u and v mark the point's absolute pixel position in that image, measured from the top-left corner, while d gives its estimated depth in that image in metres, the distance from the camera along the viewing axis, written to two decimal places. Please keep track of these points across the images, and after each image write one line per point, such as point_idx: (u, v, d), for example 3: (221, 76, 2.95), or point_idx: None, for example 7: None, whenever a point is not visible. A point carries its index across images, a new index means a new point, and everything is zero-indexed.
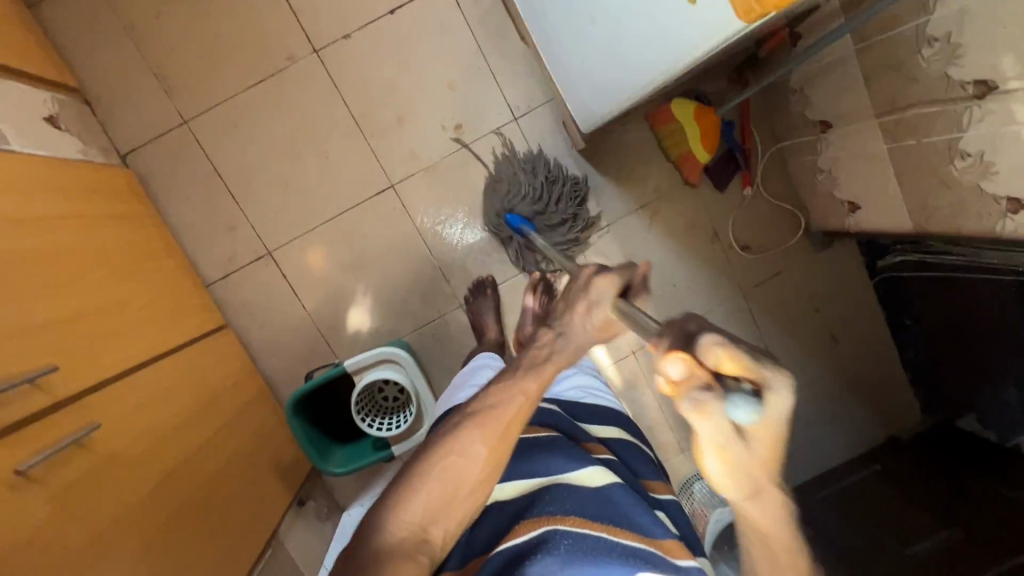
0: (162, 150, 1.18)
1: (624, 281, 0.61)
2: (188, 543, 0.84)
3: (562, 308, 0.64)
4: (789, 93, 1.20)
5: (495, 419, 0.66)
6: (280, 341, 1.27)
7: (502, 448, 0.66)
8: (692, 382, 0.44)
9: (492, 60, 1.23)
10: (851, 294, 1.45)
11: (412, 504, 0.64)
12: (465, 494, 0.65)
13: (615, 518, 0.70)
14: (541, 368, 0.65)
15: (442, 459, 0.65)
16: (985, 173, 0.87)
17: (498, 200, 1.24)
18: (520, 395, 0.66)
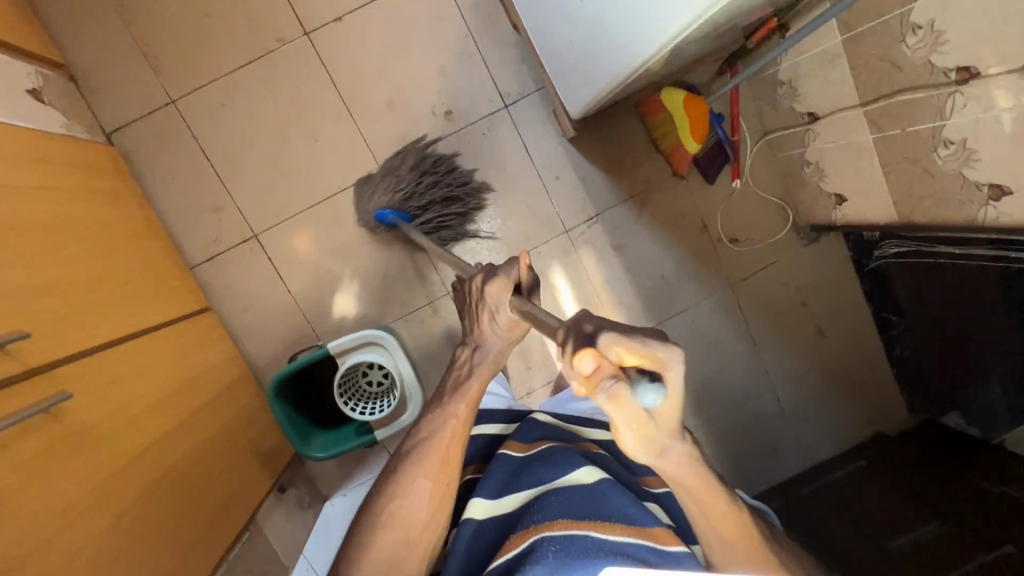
0: (149, 129, 1.17)
1: (511, 283, 0.76)
2: (162, 520, 0.83)
3: (474, 323, 0.84)
4: (778, 85, 1.21)
5: (429, 455, 0.83)
6: (265, 325, 1.25)
7: (441, 477, 0.83)
8: (605, 373, 0.46)
9: (484, 47, 1.23)
10: (839, 289, 1.45)
11: (372, 549, 0.78)
12: (417, 529, 0.80)
13: (601, 516, 0.74)
14: (463, 386, 0.86)
15: (393, 502, 0.81)
16: (967, 160, 0.89)
17: (369, 203, 1.21)
18: (451, 420, 0.85)
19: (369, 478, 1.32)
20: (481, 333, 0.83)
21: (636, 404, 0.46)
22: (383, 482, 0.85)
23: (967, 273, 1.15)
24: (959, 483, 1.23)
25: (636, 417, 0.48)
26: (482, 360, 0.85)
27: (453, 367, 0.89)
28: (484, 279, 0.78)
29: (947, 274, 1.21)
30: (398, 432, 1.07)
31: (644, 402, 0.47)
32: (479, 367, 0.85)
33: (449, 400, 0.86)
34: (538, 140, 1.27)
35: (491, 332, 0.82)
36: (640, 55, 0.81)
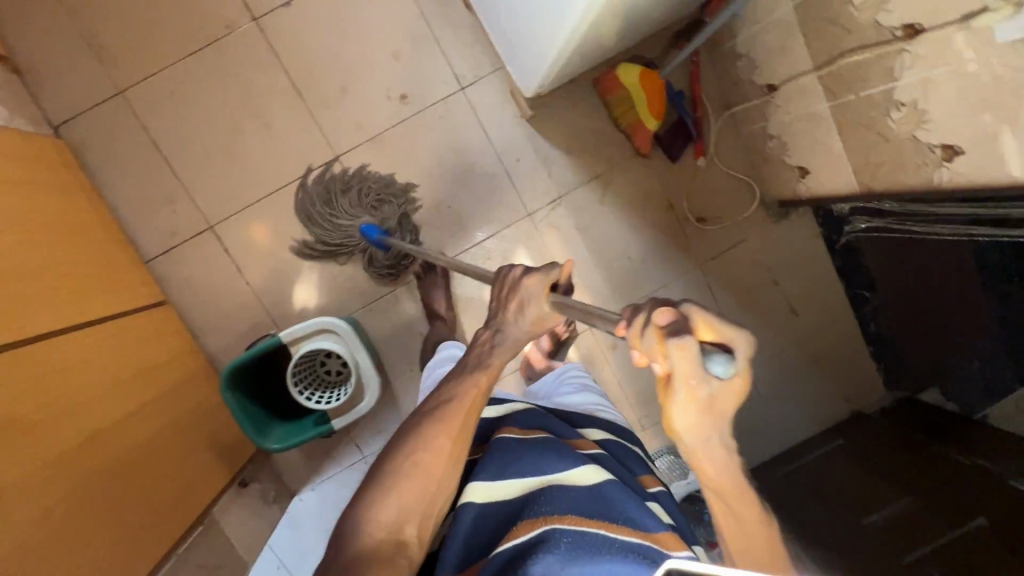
0: (97, 121, 1.15)
1: (551, 280, 0.70)
2: (92, 514, 0.81)
3: (497, 308, 0.74)
4: (737, 58, 1.19)
5: (450, 415, 0.72)
6: (224, 318, 1.23)
7: (461, 443, 0.72)
8: (676, 330, 0.47)
9: (438, 28, 1.21)
10: (810, 266, 1.43)
11: (385, 504, 0.68)
12: (433, 489, 0.70)
13: (614, 516, 0.66)
14: (485, 362, 0.74)
15: (408, 458, 0.70)
16: (919, 122, 0.86)
17: (322, 229, 1.21)
18: (472, 387, 0.73)
19: (337, 472, 1.30)
20: (510, 321, 0.72)
21: (697, 368, 0.46)
22: (400, 436, 0.73)
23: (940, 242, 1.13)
24: (935, 458, 1.21)
25: (695, 384, 0.48)
26: (503, 343, 0.73)
27: (471, 345, 0.77)
28: (523, 269, 0.72)
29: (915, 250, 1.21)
30: (354, 420, 1.06)
31: (707, 370, 0.47)
32: (501, 349, 0.74)
33: (471, 373, 0.74)
34: (497, 122, 1.25)
35: (517, 321, 0.72)
36: (578, 15, 0.79)
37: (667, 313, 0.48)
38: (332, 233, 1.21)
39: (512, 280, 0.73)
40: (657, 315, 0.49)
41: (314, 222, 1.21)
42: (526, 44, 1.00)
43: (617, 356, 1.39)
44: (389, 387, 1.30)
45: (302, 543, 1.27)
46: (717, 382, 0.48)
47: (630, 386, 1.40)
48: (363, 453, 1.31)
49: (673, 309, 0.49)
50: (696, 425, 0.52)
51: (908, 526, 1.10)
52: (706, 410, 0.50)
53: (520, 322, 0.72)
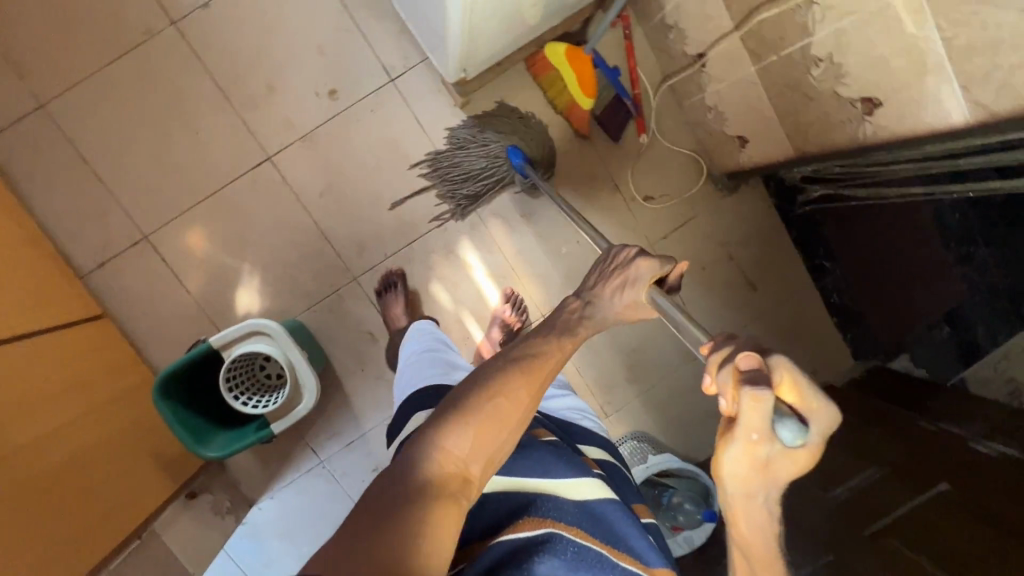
0: (22, 136, 1.14)
1: (661, 269, 0.71)
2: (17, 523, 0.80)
3: (597, 281, 0.74)
4: (668, 30, 1.17)
5: (535, 367, 0.64)
6: (165, 329, 1.21)
7: (540, 399, 0.63)
8: (754, 379, 0.45)
9: (362, 20, 1.19)
10: (766, 239, 1.40)
11: (458, 438, 0.57)
12: (511, 436, 0.60)
13: (615, 541, 0.63)
14: (574, 331, 0.70)
15: (487, 398, 0.60)
16: (837, 78, 0.84)
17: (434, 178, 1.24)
18: (557, 349, 0.67)
19: (295, 478, 1.28)
20: (605, 296, 0.73)
21: (759, 424, 0.45)
22: (478, 373, 0.63)
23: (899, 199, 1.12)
24: (900, 424, 1.18)
25: (754, 438, 0.46)
26: (592, 316, 0.72)
27: (558, 309, 0.74)
28: (640, 249, 0.73)
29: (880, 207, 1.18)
30: (293, 422, 1.04)
31: (775, 429, 0.45)
32: (589, 322, 0.72)
33: (557, 335, 0.69)
34: (430, 112, 1.23)
35: (610, 300, 0.73)
36: None
37: (752, 360, 0.47)
38: (475, 156, 1.21)
39: (624, 259, 0.74)
40: (741, 358, 0.47)
41: (466, 139, 1.21)
42: (434, 33, 1.00)
43: None
44: (340, 388, 1.28)
45: (261, 552, 1.25)
46: (781, 445, 0.46)
47: (589, 373, 1.37)
48: (320, 457, 1.28)
49: (762, 358, 0.47)
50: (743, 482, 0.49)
51: (871, 493, 1.07)
52: (759, 471, 0.48)
53: (616, 300, 0.72)
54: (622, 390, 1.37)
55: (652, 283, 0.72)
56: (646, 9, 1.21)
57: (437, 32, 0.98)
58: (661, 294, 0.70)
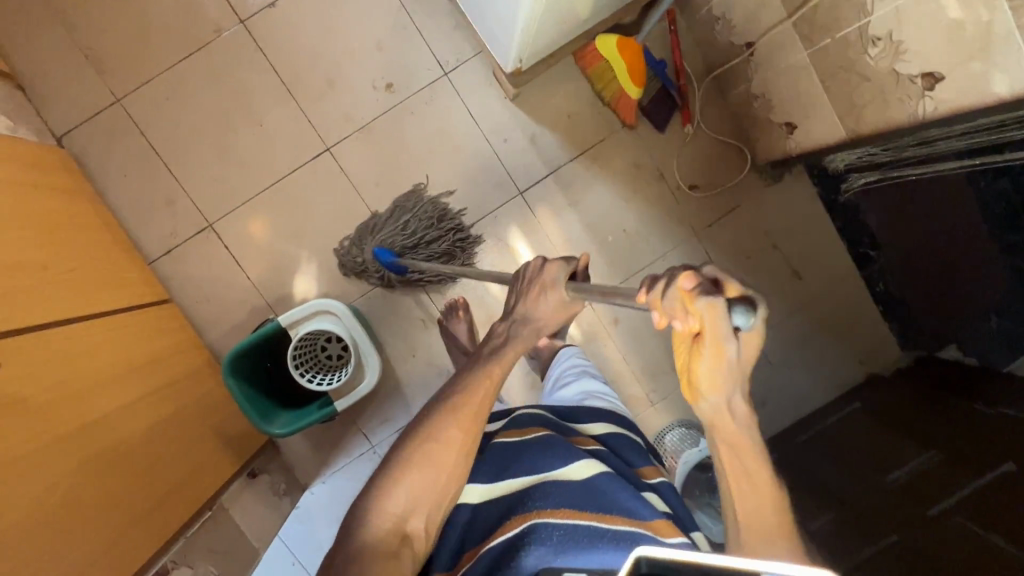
0: (99, 129, 1.21)
1: (570, 268, 0.73)
2: (108, 484, 0.83)
3: (517, 300, 0.74)
4: (715, 21, 1.20)
5: (466, 404, 0.66)
6: (226, 314, 1.26)
7: (475, 434, 0.65)
8: (704, 290, 0.52)
9: (417, 17, 1.24)
10: (809, 227, 1.41)
11: (392, 497, 0.61)
12: (449, 480, 0.63)
13: (607, 508, 0.65)
14: (501, 352, 0.70)
15: (418, 450, 0.63)
16: (896, 55, 0.86)
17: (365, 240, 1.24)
18: (485, 379, 0.68)
19: (349, 463, 1.30)
20: (529, 308, 0.72)
21: (724, 324, 0.52)
22: (411, 424, 0.67)
23: (935, 179, 1.11)
24: (957, 412, 1.15)
25: (718, 334, 0.54)
26: (519, 334, 0.72)
27: (484, 337, 0.73)
28: (544, 257, 0.74)
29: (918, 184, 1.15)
30: (357, 398, 1.07)
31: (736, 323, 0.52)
32: (515, 339, 0.71)
33: (484, 362, 0.70)
34: (481, 104, 1.27)
35: (536, 310, 0.73)
36: None
37: (691, 277, 0.52)
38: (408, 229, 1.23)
39: (533, 270, 0.74)
40: (681, 280, 0.53)
41: (366, 230, 1.24)
42: (496, 24, 1.05)
43: (620, 331, 1.38)
44: (392, 374, 1.30)
45: (314, 536, 1.26)
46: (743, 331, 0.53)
47: (634, 362, 1.38)
48: (371, 442, 1.30)
49: (695, 271, 0.54)
50: (713, 369, 0.60)
51: (931, 475, 1.06)
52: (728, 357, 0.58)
53: (539, 308, 0.72)
54: (667, 379, 1.38)
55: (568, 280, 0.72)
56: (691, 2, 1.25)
57: (501, 22, 1.02)
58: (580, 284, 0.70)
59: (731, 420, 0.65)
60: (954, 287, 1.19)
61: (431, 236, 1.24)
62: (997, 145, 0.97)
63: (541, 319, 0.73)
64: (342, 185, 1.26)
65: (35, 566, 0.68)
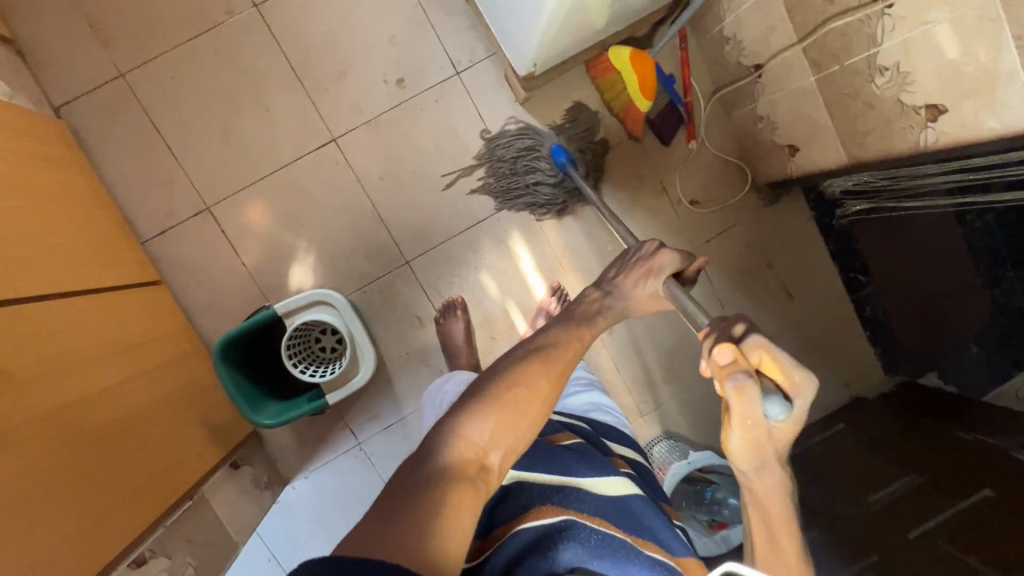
0: (98, 103, 1.19)
1: (682, 262, 0.83)
2: (92, 464, 0.80)
3: (624, 275, 0.85)
4: (725, 41, 1.22)
5: (555, 358, 0.72)
6: (218, 300, 1.23)
7: (558, 389, 0.70)
8: (736, 370, 0.56)
9: (433, 14, 1.25)
10: (803, 249, 1.44)
11: (481, 423, 0.63)
12: (533, 421, 0.66)
13: (641, 530, 0.70)
14: (592, 318, 0.80)
15: (508, 388, 0.67)
16: (902, 85, 0.89)
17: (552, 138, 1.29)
18: (576, 340, 0.76)
19: (332, 459, 1.28)
20: (627, 286, 0.83)
21: (753, 408, 0.55)
22: (497, 367, 0.70)
23: (924, 212, 1.14)
24: (936, 437, 1.17)
25: (749, 419, 0.56)
26: (612, 306, 0.82)
27: (580, 300, 0.84)
28: (661, 245, 0.85)
29: (916, 214, 1.15)
30: (348, 393, 1.05)
31: (763, 408, 0.55)
32: (607, 310, 0.82)
33: (575, 325, 0.79)
34: (492, 105, 1.28)
35: (632, 288, 0.83)
36: None
37: (729, 353, 0.57)
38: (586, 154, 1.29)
39: (646, 253, 0.86)
40: (719, 353, 0.58)
41: (545, 135, 1.29)
42: (515, 26, 1.05)
43: (614, 341, 1.38)
44: (384, 371, 1.29)
45: (293, 534, 1.27)
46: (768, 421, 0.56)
47: (628, 372, 1.38)
48: (358, 439, 1.29)
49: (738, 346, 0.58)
50: (741, 456, 0.59)
51: (913, 496, 1.08)
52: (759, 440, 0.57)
53: (636, 291, 0.83)
54: (659, 391, 1.39)
55: (671, 274, 0.83)
56: (702, 22, 1.27)
57: (519, 22, 1.03)
58: (676, 285, 0.80)
59: (764, 487, 0.63)
60: (945, 317, 1.21)
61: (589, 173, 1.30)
62: (982, 184, 0.98)
63: (633, 300, 0.83)
64: (347, 178, 1.25)
65: (11, 544, 0.65)
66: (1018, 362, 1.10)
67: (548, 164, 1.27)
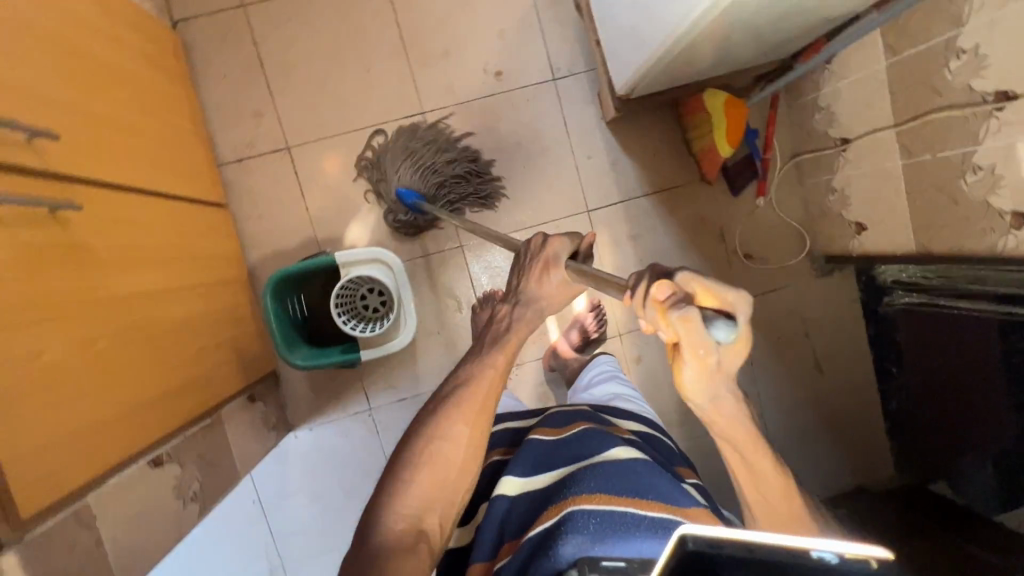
0: (214, 26, 1.23)
1: (573, 245, 0.71)
2: (144, 355, 0.82)
3: (519, 279, 0.75)
4: (817, 109, 1.25)
5: (469, 399, 0.72)
6: (274, 237, 1.26)
7: (480, 426, 0.71)
8: (678, 304, 0.44)
9: (544, 19, 1.29)
10: (842, 328, 1.44)
11: (406, 494, 0.67)
12: (457, 473, 0.69)
13: (641, 492, 0.64)
14: (502, 340, 0.75)
15: (425, 446, 0.69)
16: (993, 188, 0.91)
17: (384, 181, 1.24)
18: (490, 367, 0.73)
19: (340, 418, 1.29)
20: (532, 289, 0.73)
21: (699, 338, 0.45)
22: (417, 427, 0.72)
23: (967, 320, 1.07)
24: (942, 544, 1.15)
25: (699, 349, 0.46)
26: (522, 316, 0.75)
27: (489, 323, 0.78)
28: (544, 234, 0.73)
29: (956, 318, 1.10)
30: (384, 354, 1.06)
31: (710, 335, 0.44)
32: (519, 323, 0.75)
33: (488, 352, 0.75)
34: (577, 117, 1.31)
35: (539, 289, 0.73)
36: (688, 24, 0.84)
37: (665, 287, 0.45)
38: (428, 168, 1.24)
39: (535, 246, 0.73)
40: (656, 290, 0.46)
41: (379, 169, 1.24)
42: (626, 46, 1.08)
43: (638, 372, 1.38)
44: (412, 346, 1.30)
45: (282, 482, 1.27)
46: (718, 345, 0.45)
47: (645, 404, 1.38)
48: (370, 404, 1.29)
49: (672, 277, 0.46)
50: (693, 376, 0.52)
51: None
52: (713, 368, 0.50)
53: (543, 289, 0.73)
54: (671, 431, 1.38)
55: (568, 260, 0.70)
56: (797, 88, 1.30)
57: (631, 44, 1.05)
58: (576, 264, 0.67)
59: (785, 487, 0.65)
60: (962, 429, 1.16)
61: (453, 176, 1.25)
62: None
63: (545, 298, 0.74)
64: None
65: (72, 408, 0.67)
66: None
67: (398, 205, 1.24)
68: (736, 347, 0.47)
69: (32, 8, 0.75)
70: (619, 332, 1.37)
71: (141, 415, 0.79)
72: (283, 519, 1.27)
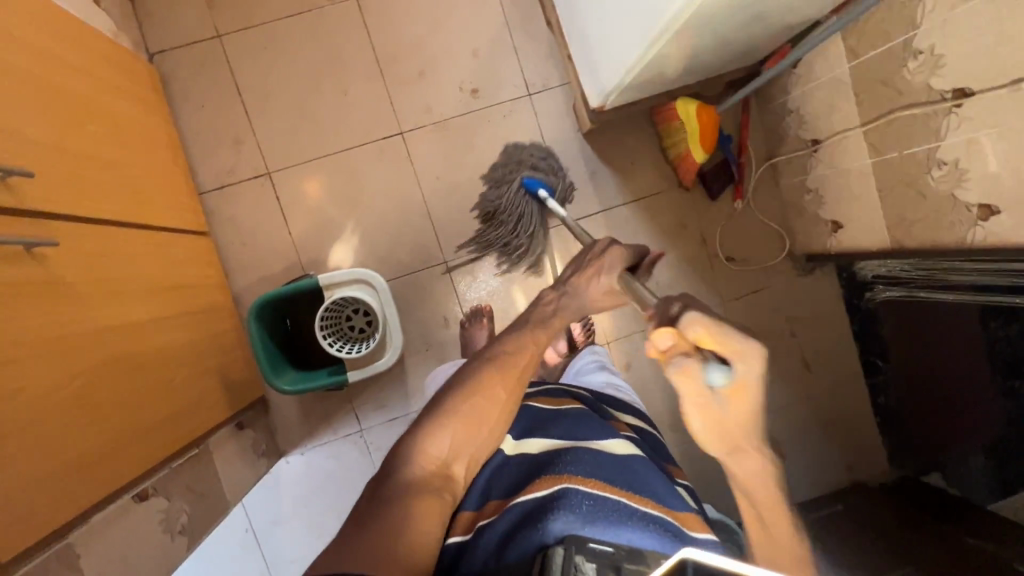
0: (190, 58, 1.25)
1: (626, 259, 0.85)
2: (128, 386, 0.81)
3: (575, 275, 0.85)
4: (787, 112, 1.28)
5: (510, 364, 0.76)
6: (258, 262, 1.26)
7: (516, 393, 0.75)
8: (678, 353, 0.57)
9: (517, 37, 1.31)
10: (828, 324, 1.43)
11: (439, 438, 0.68)
12: (490, 428, 0.71)
13: (636, 487, 0.67)
14: (548, 322, 0.81)
15: (465, 401, 0.71)
16: (957, 181, 0.94)
17: (498, 244, 1.28)
18: (530, 342, 0.78)
19: (331, 441, 1.28)
20: (581, 284, 0.84)
21: (698, 384, 0.57)
22: (454, 384, 0.74)
23: (947, 309, 1.09)
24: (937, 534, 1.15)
25: (703, 390, 0.57)
26: (568, 305, 0.84)
27: (535, 305, 0.85)
28: (609, 242, 0.87)
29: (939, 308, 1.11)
30: (370, 374, 1.06)
31: (708, 376, 0.55)
32: (564, 310, 0.83)
33: (528, 330, 0.80)
34: (555, 130, 1.33)
35: (587, 287, 0.84)
36: (652, 37, 0.86)
37: (669, 337, 0.57)
38: (503, 211, 1.27)
39: (597, 250, 0.87)
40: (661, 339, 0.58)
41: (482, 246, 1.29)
42: (597, 59, 1.10)
43: (628, 377, 1.39)
44: (401, 364, 1.29)
45: (274, 508, 1.26)
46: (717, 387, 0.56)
47: None
48: (361, 425, 1.28)
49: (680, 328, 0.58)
50: (712, 430, 0.62)
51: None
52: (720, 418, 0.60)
53: (588, 288, 0.84)
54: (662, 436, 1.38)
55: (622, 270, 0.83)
56: (766, 93, 1.34)
57: (602, 57, 1.07)
58: (630, 278, 0.78)
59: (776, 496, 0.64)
60: (951, 418, 1.17)
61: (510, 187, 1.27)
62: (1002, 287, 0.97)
63: (589, 299, 0.84)
64: (404, 174, 1.29)
65: (57, 445, 0.67)
66: (1019, 477, 1.04)
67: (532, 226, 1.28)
68: (740, 396, 0.56)
69: (8, 51, 0.76)
70: (608, 340, 1.39)
71: (126, 448, 0.78)
72: (277, 547, 1.25)
